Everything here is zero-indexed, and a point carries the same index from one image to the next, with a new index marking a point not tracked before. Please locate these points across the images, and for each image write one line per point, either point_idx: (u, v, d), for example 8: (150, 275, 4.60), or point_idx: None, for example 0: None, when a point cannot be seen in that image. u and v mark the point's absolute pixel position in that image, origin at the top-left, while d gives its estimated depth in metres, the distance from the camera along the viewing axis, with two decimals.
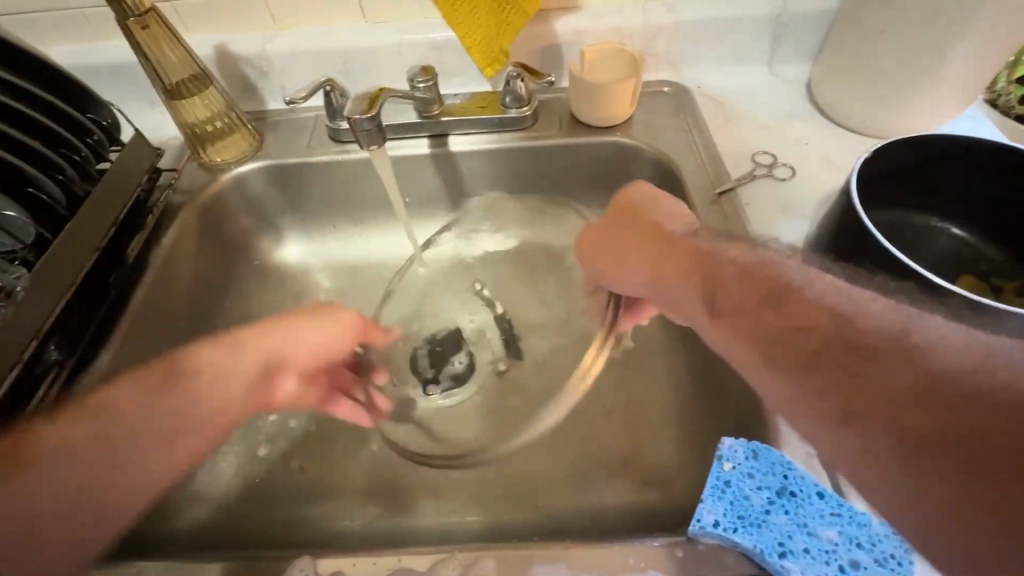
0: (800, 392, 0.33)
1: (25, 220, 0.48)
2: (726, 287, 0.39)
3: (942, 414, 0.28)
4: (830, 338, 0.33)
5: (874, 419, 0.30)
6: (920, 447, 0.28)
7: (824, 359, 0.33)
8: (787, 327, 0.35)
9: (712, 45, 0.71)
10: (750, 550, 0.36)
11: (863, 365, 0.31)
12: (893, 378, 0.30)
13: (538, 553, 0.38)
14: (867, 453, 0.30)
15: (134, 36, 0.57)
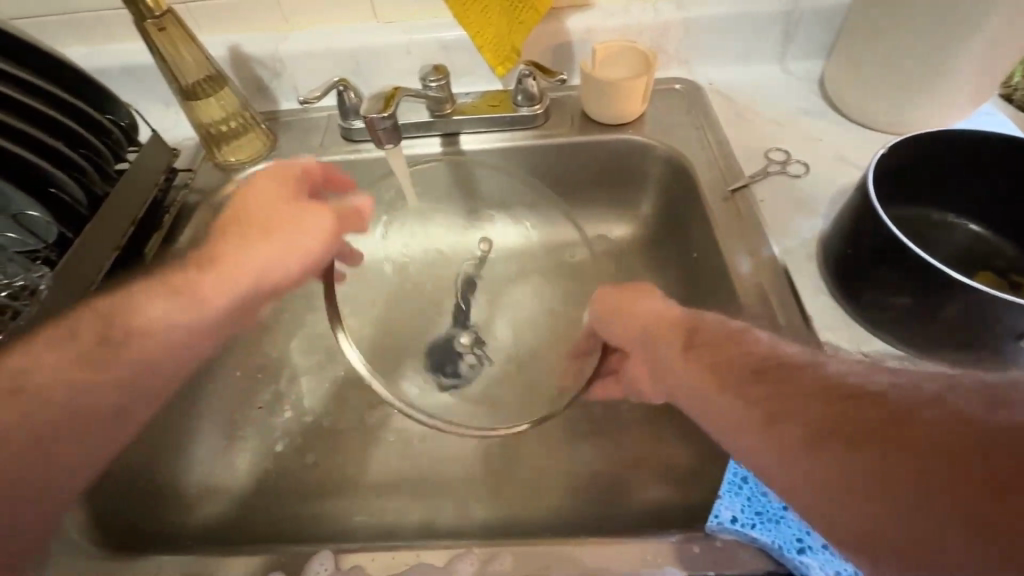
0: (736, 404, 0.37)
1: (47, 220, 0.49)
2: (697, 340, 0.41)
3: (895, 455, 0.29)
4: (762, 362, 0.38)
5: (836, 467, 0.31)
6: (839, 437, 0.31)
7: (784, 406, 0.34)
8: (749, 377, 0.37)
9: (723, 42, 0.70)
10: (768, 545, 0.35)
11: (820, 410, 0.33)
12: (811, 386, 0.34)
13: (555, 549, 0.38)
14: (790, 449, 0.33)
15: (151, 38, 0.58)
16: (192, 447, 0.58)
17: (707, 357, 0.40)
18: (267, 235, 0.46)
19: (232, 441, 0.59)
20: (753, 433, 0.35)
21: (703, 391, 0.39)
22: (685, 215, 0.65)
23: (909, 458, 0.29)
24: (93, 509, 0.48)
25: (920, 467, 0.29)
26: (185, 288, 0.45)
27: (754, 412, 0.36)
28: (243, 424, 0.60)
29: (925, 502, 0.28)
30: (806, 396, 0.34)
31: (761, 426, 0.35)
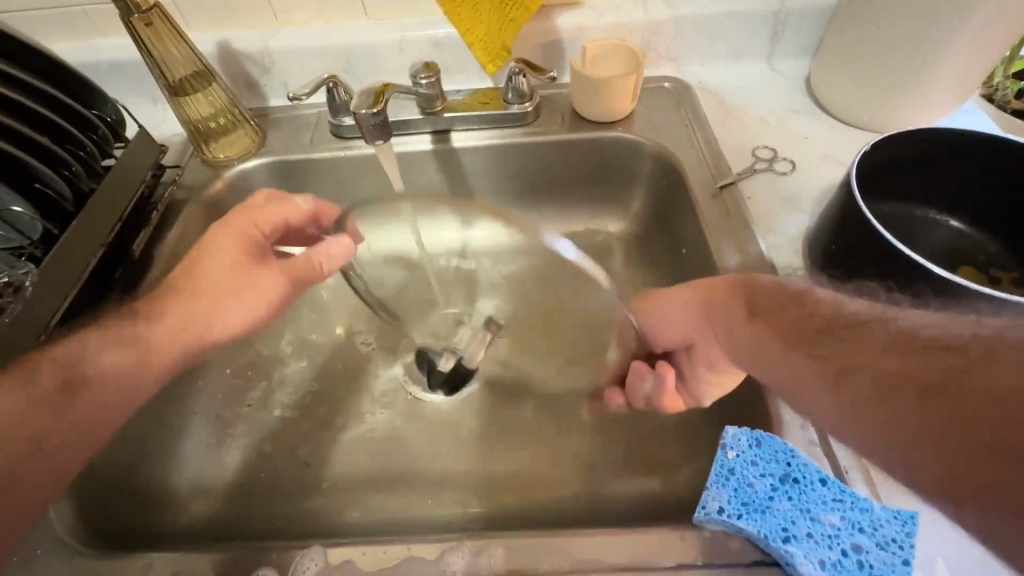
0: (805, 366, 0.35)
1: (30, 216, 0.49)
2: (758, 310, 0.40)
3: (972, 400, 0.26)
4: (832, 321, 0.36)
5: (911, 417, 0.29)
6: (911, 388, 0.29)
7: (852, 360, 0.33)
8: (816, 337, 0.36)
9: (712, 41, 0.71)
10: (754, 535, 0.36)
11: (889, 363, 0.31)
12: (881, 341, 0.32)
13: (546, 540, 0.39)
14: (860, 403, 0.31)
15: (138, 33, 0.57)
16: (182, 445, 0.57)
17: (770, 326, 0.38)
18: (187, 297, 0.48)
19: (222, 439, 0.59)
20: (822, 391, 0.34)
21: (769, 355, 0.38)
22: (674, 212, 0.66)
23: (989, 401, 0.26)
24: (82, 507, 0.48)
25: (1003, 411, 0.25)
26: (130, 338, 0.46)
27: (822, 370, 0.34)
28: (234, 422, 0.60)
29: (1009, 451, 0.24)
30: (876, 349, 0.32)
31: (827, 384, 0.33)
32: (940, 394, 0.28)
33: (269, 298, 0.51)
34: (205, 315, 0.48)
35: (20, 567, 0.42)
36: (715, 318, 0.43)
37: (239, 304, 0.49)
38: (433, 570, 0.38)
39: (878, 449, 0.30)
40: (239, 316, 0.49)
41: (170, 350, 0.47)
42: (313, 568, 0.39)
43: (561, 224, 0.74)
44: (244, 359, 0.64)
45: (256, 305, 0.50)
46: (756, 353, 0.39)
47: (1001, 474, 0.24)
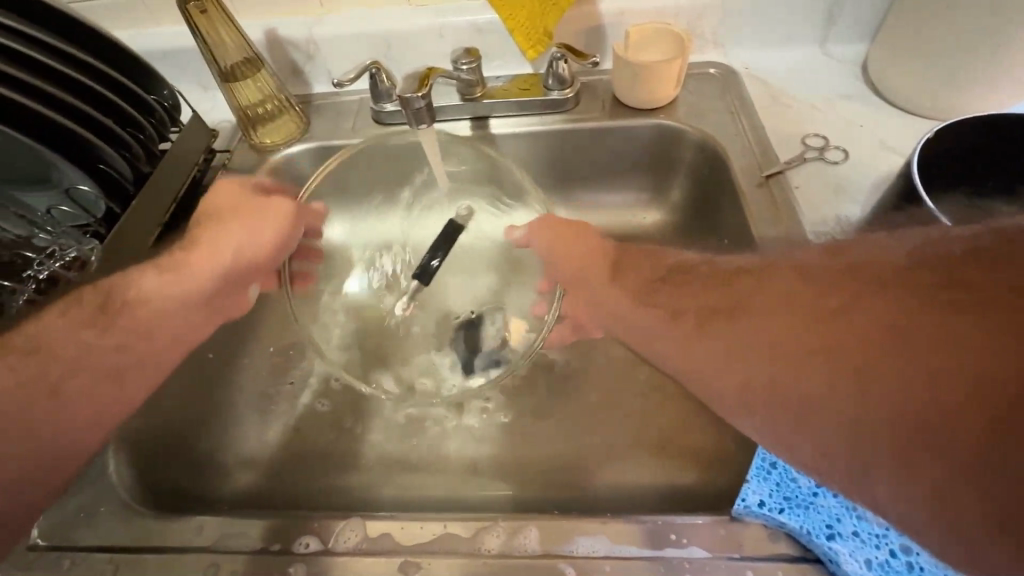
0: (646, 309, 0.41)
1: (96, 194, 0.51)
2: (624, 274, 0.45)
3: (762, 311, 0.33)
4: (667, 273, 0.43)
5: (720, 338, 0.34)
6: (719, 312, 0.35)
7: (681, 300, 0.39)
8: (655, 286, 0.42)
9: (762, 25, 0.69)
10: (796, 530, 0.35)
11: (705, 296, 0.37)
12: (700, 283, 0.39)
13: (579, 524, 0.39)
14: (686, 331, 0.37)
15: (193, 20, 0.59)
16: (228, 418, 0.60)
17: (617, 279, 0.45)
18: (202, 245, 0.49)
19: (265, 414, 0.61)
20: (660, 328, 0.39)
21: (620, 306, 0.43)
22: (717, 203, 0.64)
23: (771, 305, 0.33)
24: (138, 471, 0.51)
25: (779, 316, 0.32)
26: (173, 266, 0.48)
27: (733, 348, 0.33)
28: (277, 399, 0.62)
29: (793, 349, 0.30)
30: (696, 290, 0.38)
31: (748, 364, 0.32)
32: (857, 362, 0.28)
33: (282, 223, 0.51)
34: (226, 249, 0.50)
35: (85, 524, 0.45)
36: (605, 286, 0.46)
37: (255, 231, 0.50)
38: (468, 546, 0.39)
39: (705, 367, 0.35)
40: (263, 243, 0.51)
41: (200, 276, 0.49)
42: (353, 540, 0.40)
43: (597, 213, 0.74)
44: (287, 338, 0.66)
45: (258, 242, 0.50)
46: (655, 334, 0.39)
47: (783, 373, 0.31)
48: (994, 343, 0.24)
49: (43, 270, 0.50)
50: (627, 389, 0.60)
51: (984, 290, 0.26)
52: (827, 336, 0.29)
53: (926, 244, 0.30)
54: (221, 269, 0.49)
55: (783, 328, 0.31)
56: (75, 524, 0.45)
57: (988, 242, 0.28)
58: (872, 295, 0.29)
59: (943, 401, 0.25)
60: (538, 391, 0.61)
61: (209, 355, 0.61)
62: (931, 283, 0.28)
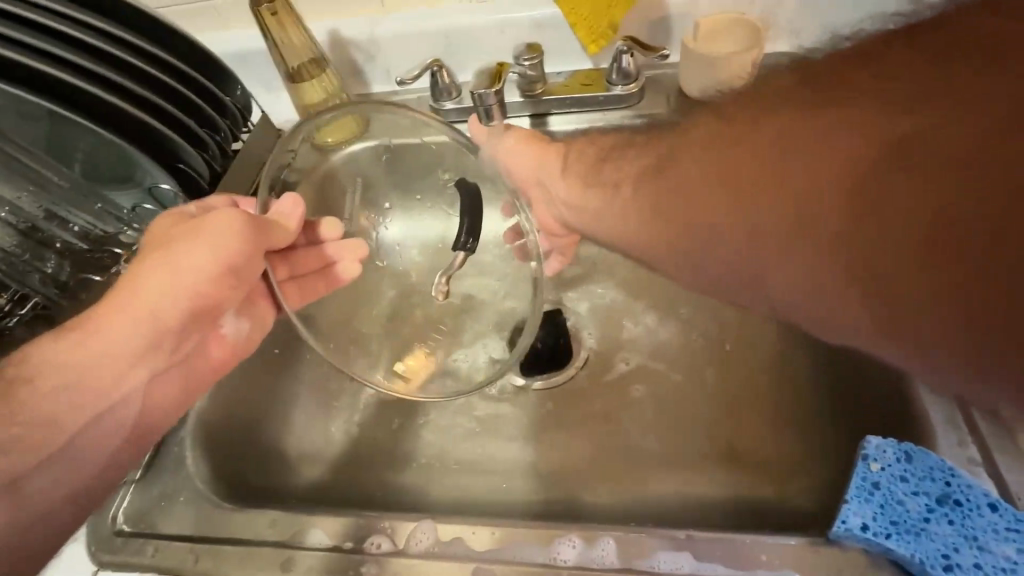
0: (602, 190, 0.47)
1: (176, 193, 0.53)
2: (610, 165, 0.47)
3: (683, 155, 0.39)
4: (624, 149, 0.47)
5: (656, 190, 0.40)
6: (656, 169, 0.41)
7: (626, 171, 0.44)
8: (611, 166, 0.47)
9: (842, 13, 0.64)
10: (906, 559, 0.32)
11: (645, 158, 0.43)
12: (642, 148, 0.44)
13: (658, 538, 0.37)
14: (632, 196, 0.42)
15: (264, 22, 0.61)
16: (290, 412, 0.61)
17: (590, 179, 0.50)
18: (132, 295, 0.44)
19: (328, 409, 0.62)
20: (615, 202, 0.45)
21: (590, 194, 0.49)
22: None
23: (696, 147, 0.38)
24: (212, 461, 0.52)
25: (696, 157, 0.38)
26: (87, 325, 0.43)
27: (664, 198, 0.39)
28: (337, 394, 0.63)
29: (709, 179, 0.36)
30: (639, 157, 0.44)
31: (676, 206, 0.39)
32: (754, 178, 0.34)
33: (229, 247, 0.46)
34: (171, 287, 0.45)
35: (166, 512, 0.46)
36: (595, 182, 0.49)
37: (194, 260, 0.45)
38: (544, 556, 0.38)
39: (650, 220, 0.41)
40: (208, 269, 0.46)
41: (125, 332, 0.44)
42: (424, 543, 0.40)
43: None
44: None
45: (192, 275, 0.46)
46: (612, 213, 0.45)
47: (700, 204, 0.37)
48: (865, 128, 0.29)
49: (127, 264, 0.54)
50: (695, 395, 0.57)
51: (866, 91, 0.30)
52: (731, 161, 0.35)
53: (817, 62, 0.35)
54: (154, 315, 0.45)
55: (700, 165, 0.37)
56: (156, 512, 0.46)
57: (862, 51, 0.33)
58: (768, 115, 0.34)
59: (812, 185, 0.31)
60: (598, 394, 0.59)
61: (275, 350, 0.62)
62: (815, 97, 0.33)
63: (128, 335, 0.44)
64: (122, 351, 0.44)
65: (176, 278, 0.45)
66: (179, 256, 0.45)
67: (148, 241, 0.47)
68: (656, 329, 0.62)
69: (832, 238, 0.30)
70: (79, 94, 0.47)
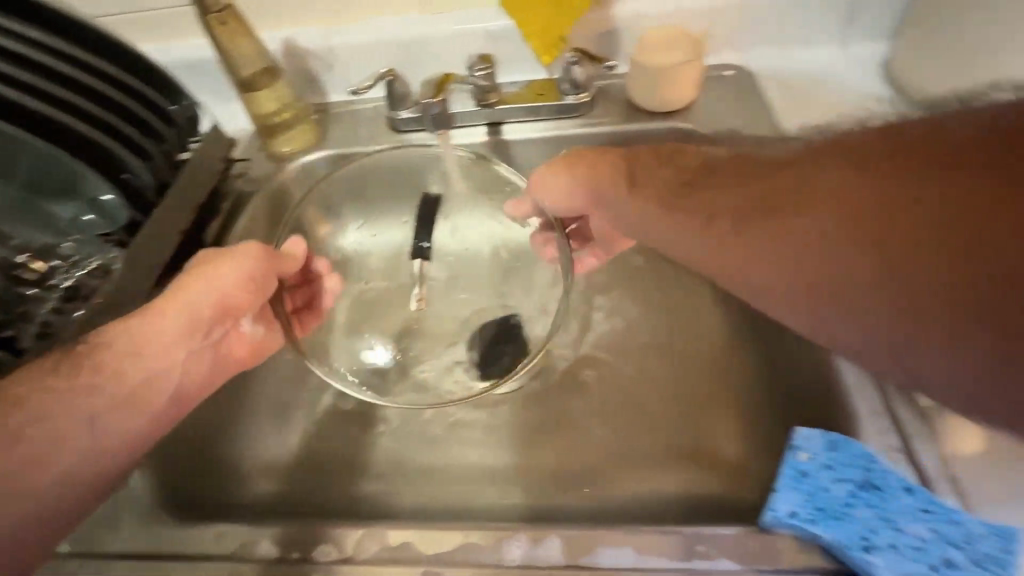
0: (675, 219, 0.42)
1: (119, 203, 0.51)
2: (606, 174, 0.48)
3: (802, 201, 0.34)
4: (692, 175, 0.43)
5: (759, 237, 0.36)
6: (759, 211, 0.36)
7: (711, 204, 0.40)
8: (682, 192, 0.42)
9: (779, 27, 0.68)
10: (830, 543, 0.34)
11: (737, 195, 0.38)
12: (730, 180, 0.40)
13: (604, 535, 0.38)
14: (724, 236, 0.38)
15: (213, 32, 0.60)
16: (244, 424, 0.60)
17: (643, 193, 0.45)
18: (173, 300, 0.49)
19: (284, 421, 0.61)
20: (697, 236, 0.40)
21: (649, 217, 0.44)
22: None
23: (815, 193, 0.34)
24: (159, 478, 0.51)
25: (818, 206, 0.33)
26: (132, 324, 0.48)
27: (776, 246, 0.35)
28: (294, 406, 0.62)
29: (838, 234, 0.32)
30: (727, 190, 0.39)
31: (755, 247, 0.36)
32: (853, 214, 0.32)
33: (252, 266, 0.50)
34: (208, 294, 0.49)
35: (108, 532, 0.45)
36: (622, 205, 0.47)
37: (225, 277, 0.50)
38: (491, 557, 0.38)
39: (753, 267, 0.37)
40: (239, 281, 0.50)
41: (166, 330, 0.48)
42: (373, 548, 0.40)
43: None
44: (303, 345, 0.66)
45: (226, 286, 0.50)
46: (691, 245, 0.41)
47: (823, 259, 0.33)
48: None
49: (66, 278, 0.50)
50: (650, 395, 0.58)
51: None
52: (872, 220, 0.31)
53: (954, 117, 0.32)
54: (192, 316, 0.49)
55: (823, 214, 0.33)
56: (98, 531, 0.45)
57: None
58: (917, 172, 0.30)
59: (976, 260, 0.27)
60: (556, 397, 0.60)
61: None
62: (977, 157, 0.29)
63: (174, 331, 0.49)
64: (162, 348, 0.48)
65: (212, 288, 0.49)
66: (214, 271, 0.49)
67: (192, 258, 0.52)
68: (611, 332, 0.64)
69: (964, 267, 0.28)
70: (16, 105, 0.47)
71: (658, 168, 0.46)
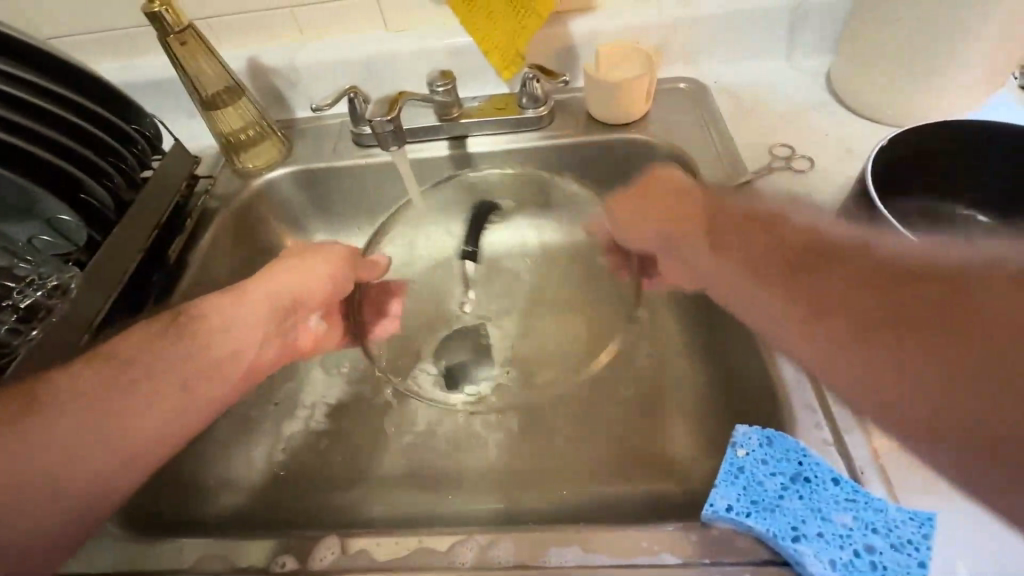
0: (781, 301, 0.38)
1: (77, 223, 0.52)
2: (693, 218, 0.47)
3: (935, 329, 0.29)
4: (802, 251, 0.38)
5: (872, 352, 0.31)
6: (880, 322, 0.32)
7: (826, 295, 0.35)
8: (789, 270, 0.38)
9: (726, 42, 0.71)
10: (763, 534, 0.36)
11: (856, 295, 0.33)
12: (850, 272, 0.35)
13: (553, 536, 0.39)
14: (831, 338, 0.34)
15: (173, 52, 0.61)
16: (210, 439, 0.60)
17: (737, 256, 0.43)
18: (263, 282, 0.53)
19: (251, 434, 0.61)
20: (799, 325, 0.36)
21: (744, 291, 0.42)
22: None
23: (953, 322, 0.29)
24: None
25: (954, 339, 0.28)
26: (221, 301, 0.51)
27: (888, 363, 0.30)
28: (260, 419, 0.62)
29: (970, 379, 0.27)
30: (843, 285, 0.35)
31: (861, 354, 0.32)
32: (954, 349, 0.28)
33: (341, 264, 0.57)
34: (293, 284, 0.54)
35: None
36: (706, 264, 0.46)
37: (320, 268, 0.56)
38: (444, 561, 0.39)
39: (854, 378, 0.32)
40: (324, 278, 0.56)
41: (254, 308, 0.51)
42: (329, 558, 0.40)
43: None
44: None
45: (310, 282, 0.55)
46: (788, 331, 0.37)
47: (941, 399, 0.28)
48: None
49: (25, 297, 0.49)
50: (611, 398, 0.60)
51: None
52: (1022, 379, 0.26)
53: None
54: (273, 300, 0.53)
55: (953, 345, 0.28)
56: None
57: None
58: None
59: None
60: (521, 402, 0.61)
61: None
62: None
63: (254, 316, 0.52)
64: (251, 323, 0.51)
65: (298, 281, 0.54)
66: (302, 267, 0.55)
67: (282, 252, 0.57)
68: None
69: None
70: None
71: (752, 231, 0.43)
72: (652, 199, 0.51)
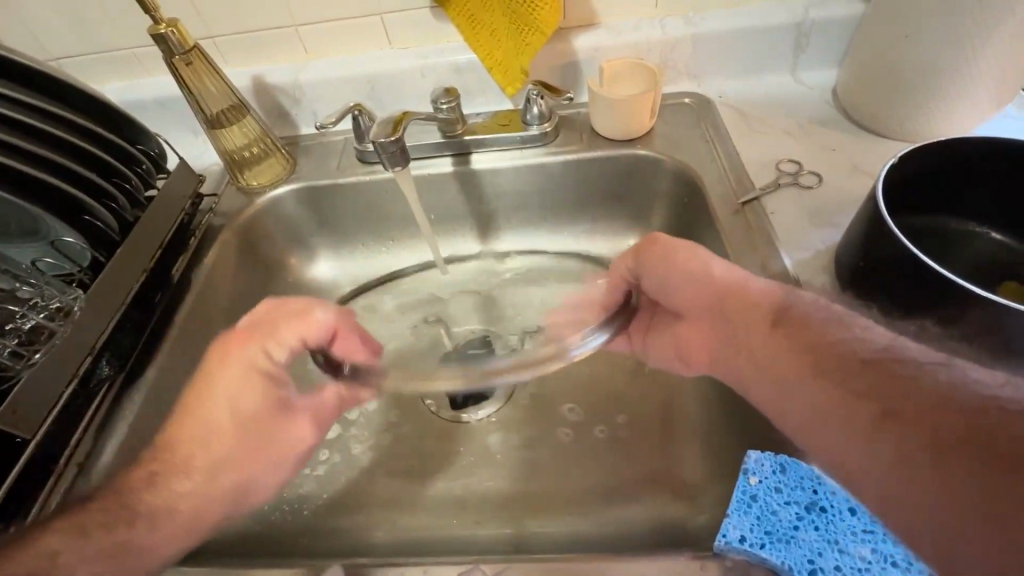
0: (834, 399, 0.35)
1: (82, 246, 0.52)
2: (752, 311, 0.42)
3: None
4: (872, 354, 0.35)
5: (948, 473, 0.28)
6: (965, 445, 0.29)
7: (897, 403, 0.32)
8: (857, 366, 0.35)
9: (731, 58, 0.71)
10: (778, 567, 0.35)
11: (936, 414, 0.31)
12: (929, 388, 0.32)
13: (564, 565, 0.38)
14: (897, 450, 0.31)
15: (179, 72, 0.61)
16: None
17: (792, 340, 0.39)
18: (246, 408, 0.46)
19: None
20: (847, 426, 0.33)
21: (778, 372, 0.38)
22: (694, 232, 0.65)
23: None
24: None
25: None
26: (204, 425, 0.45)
27: (968, 493, 0.27)
28: None
29: None
30: (923, 397, 0.32)
31: (937, 477, 0.29)
32: None
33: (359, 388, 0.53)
34: (280, 438, 0.49)
35: None
36: (760, 345, 0.40)
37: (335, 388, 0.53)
38: None
39: (921, 502, 0.29)
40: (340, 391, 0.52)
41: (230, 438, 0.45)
42: None
43: (582, 242, 0.75)
44: None
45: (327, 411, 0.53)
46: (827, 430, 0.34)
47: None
48: None
49: (27, 321, 0.48)
50: (617, 417, 0.59)
51: None
52: None
53: None
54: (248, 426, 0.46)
55: None
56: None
57: None
58: None
59: None
60: (526, 423, 0.61)
61: None
62: None
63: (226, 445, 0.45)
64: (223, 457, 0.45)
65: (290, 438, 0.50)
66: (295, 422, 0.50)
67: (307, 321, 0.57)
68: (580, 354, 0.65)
69: None
70: None
71: (811, 327, 0.39)
72: (693, 284, 0.45)
